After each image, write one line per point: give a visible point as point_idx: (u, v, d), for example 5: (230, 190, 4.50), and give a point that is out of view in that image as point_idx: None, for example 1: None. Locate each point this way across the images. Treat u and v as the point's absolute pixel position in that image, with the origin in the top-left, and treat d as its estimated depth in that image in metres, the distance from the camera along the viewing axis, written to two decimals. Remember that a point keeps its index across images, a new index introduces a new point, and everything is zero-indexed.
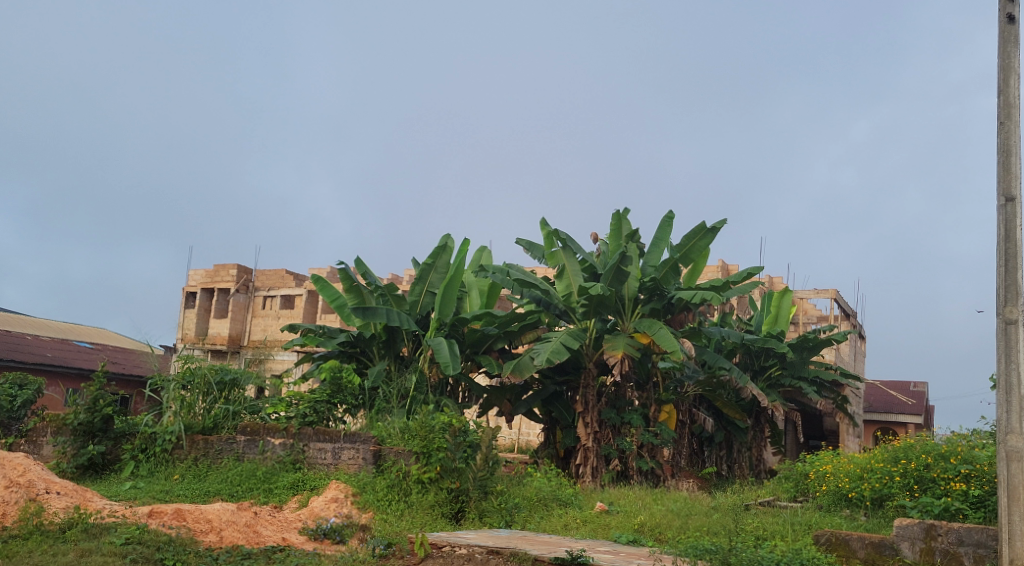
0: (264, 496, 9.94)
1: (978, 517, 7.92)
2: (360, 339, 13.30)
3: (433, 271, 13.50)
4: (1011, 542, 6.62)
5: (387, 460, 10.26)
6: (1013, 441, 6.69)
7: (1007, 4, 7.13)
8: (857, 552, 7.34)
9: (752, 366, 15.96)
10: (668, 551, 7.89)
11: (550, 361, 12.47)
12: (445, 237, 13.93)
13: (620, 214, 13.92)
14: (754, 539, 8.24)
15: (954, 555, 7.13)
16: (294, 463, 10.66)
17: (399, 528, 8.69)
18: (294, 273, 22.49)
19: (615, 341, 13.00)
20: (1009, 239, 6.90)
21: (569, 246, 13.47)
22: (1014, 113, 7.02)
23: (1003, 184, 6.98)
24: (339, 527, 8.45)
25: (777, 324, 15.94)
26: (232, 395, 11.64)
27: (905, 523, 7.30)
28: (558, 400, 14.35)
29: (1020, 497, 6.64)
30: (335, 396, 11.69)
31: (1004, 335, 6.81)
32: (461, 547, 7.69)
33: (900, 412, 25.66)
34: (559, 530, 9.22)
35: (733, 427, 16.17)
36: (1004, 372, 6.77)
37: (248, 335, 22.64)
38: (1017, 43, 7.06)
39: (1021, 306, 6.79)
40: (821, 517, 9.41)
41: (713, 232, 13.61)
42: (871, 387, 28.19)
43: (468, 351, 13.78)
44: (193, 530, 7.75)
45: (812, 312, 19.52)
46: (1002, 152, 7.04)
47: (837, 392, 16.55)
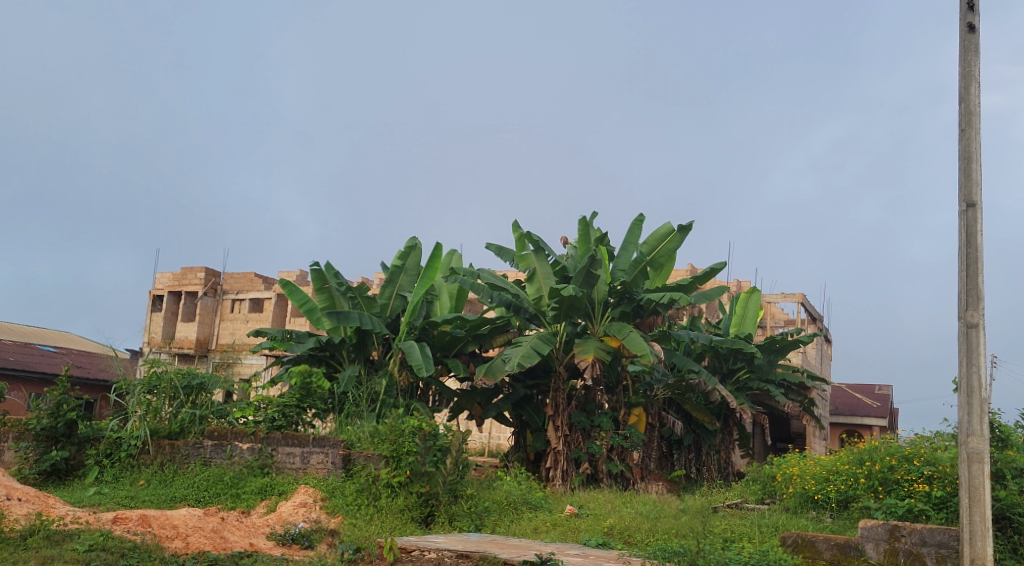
0: (231, 501, 9.83)
1: (940, 518, 8.00)
2: (329, 343, 13.21)
3: (404, 274, 13.46)
4: (972, 542, 6.74)
5: (356, 464, 10.21)
6: (973, 444, 6.82)
7: (967, 14, 7.27)
8: (823, 553, 7.46)
9: (721, 369, 16.12)
10: (637, 554, 7.95)
11: (521, 365, 12.45)
12: (415, 239, 13.90)
13: (588, 219, 13.97)
14: (722, 541, 8.31)
15: (917, 555, 7.21)
16: (262, 468, 10.54)
17: (368, 532, 8.65)
18: (263, 276, 22.28)
19: (585, 345, 13.05)
20: (971, 244, 7.02)
21: (540, 249, 13.51)
22: (975, 120, 7.16)
23: (965, 189, 7.11)
24: (307, 532, 8.42)
25: (745, 327, 16.09)
26: (199, 399, 11.51)
27: (868, 524, 7.39)
28: (528, 404, 14.38)
29: (981, 497, 6.76)
30: (304, 400, 11.57)
31: (965, 339, 6.93)
32: (430, 551, 7.68)
33: (865, 415, 26.02)
34: (529, 533, 9.25)
35: (702, 430, 16.31)
36: (965, 374, 6.90)
37: (215, 339, 22.43)
38: (977, 52, 7.20)
39: (981, 309, 6.92)
40: (788, 518, 9.51)
41: (682, 235, 13.71)
42: (838, 391, 28.57)
43: (438, 355, 13.74)
44: (159, 536, 7.67)
45: (779, 316, 19.74)
46: (963, 158, 7.16)
47: (804, 395, 16.73)
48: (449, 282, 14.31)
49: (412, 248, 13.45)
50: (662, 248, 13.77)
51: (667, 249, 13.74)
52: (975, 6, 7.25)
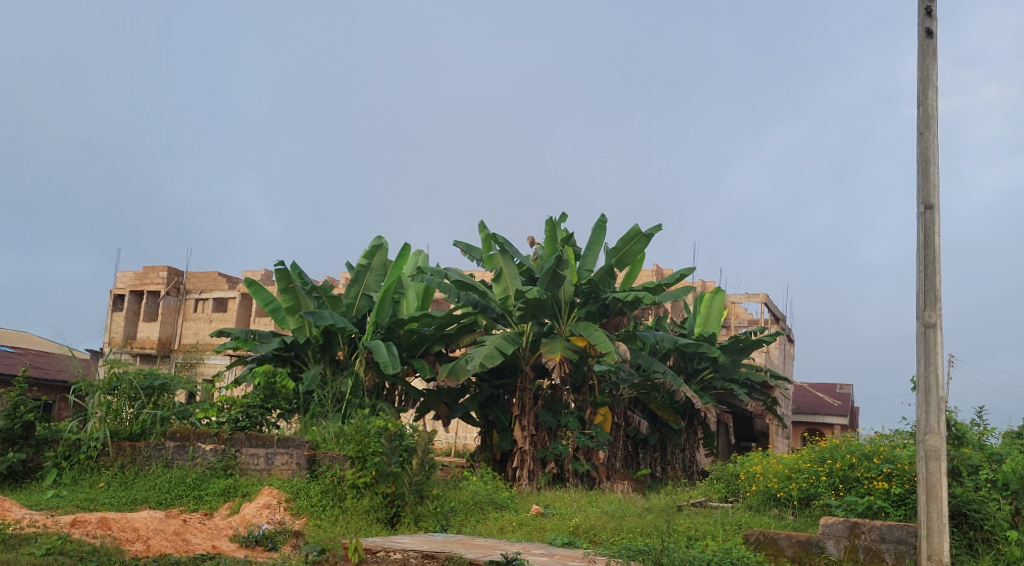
0: (194, 503, 9.75)
1: (899, 515, 8.16)
2: (294, 343, 13.09)
3: (370, 273, 13.41)
4: (929, 538, 6.87)
5: (321, 464, 10.11)
6: (931, 441, 6.95)
7: (925, 19, 7.41)
8: (785, 550, 7.60)
9: (685, 368, 16.21)
10: (602, 553, 7.99)
11: (484, 365, 12.44)
12: (381, 239, 13.84)
13: (554, 220, 14.00)
14: (686, 539, 8.39)
15: (876, 551, 7.33)
16: (225, 469, 10.43)
17: (333, 533, 8.61)
18: (227, 276, 22.05)
19: (552, 345, 13.08)
20: (929, 245, 7.16)
21: (507, 250, 13.51)
22: (933, 123, 7.30)
23: (923, 192, 7.24)
24: (271, 534, 8.34)
25: (709, 326, 16.24)
26: (161, 400, 11.35)
27: (830, 521, 7.51)
28: (494, 403, 14.41)
29: (937, 495, 6.89)
30: (268, 401, 11.43)
31: (923, 338, 7.06)
32: (396, 552, 7.67)
33: (826, 414, 26.41)
34: (495, 533, 9.26)
35: (667, 429, 16.43)
36: (923, 373, 7.02)
37: (178, 339, 22.14)
38: (935, 57, 7.35)
39: (938, 309, 7.05)
40: (751, 517, 9.61)
41: (647, 237, 13.80)
42: (800, 390, 28.93)
43: (405, 355, 13.71)
44: (119, 539, 7.56)
45: (743, 316, 19.94)
46: (922, 161, 7.30)
47: (767, 394, 16.92)
48: (416, 281, 14.27)
49: (378, 248, 13.40)
50: (628, 250, 13.83)
51: (633, 251, 13.80)
52: (933, 11, 7.38)
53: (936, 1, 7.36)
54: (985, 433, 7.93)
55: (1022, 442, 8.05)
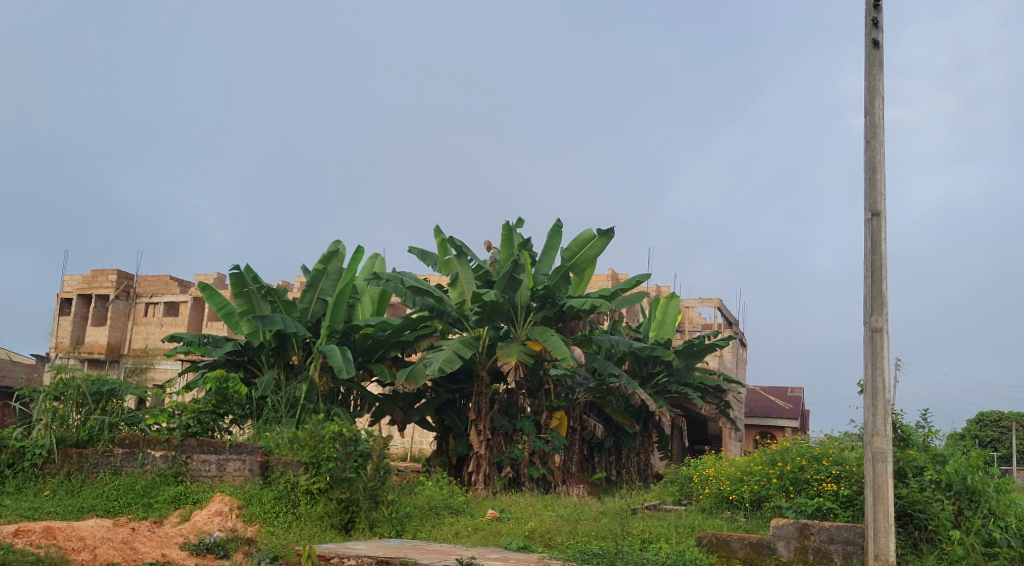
0: (143, 510, 9.57)
1: (847, 516, 8.32)
2: (247, 347, 12.94)
3: (325, 278, 13.29)
4: (876, 538, 7.04)
5: (274, 470, 9.98)
6: (878, 443, 7.11)
7: (871, 30, 7.58)
8: (737, 552, 7.70)
9: (640, 373, 16.37)
10: (557, 556, 8.02)
11: (442, 369, 12.40)
12: (338, 243, 13.77)
13: (511, 225, 14.03)
14: (640, 542, 8.47)
15: (825, 552, 7.44)
16: (176, 476, 10.26)
17: (286, 540, 8.53)
18: (179, 279, 21.73)
19: (508, 349, 13.10)
20: (876, 252, 7.33)
21: (463, 254, 13.50)
22: (879, 132, 7.48)
23: (870, 199, 7.41)
24: (223, 541, 8.22)
25: (664, 331, 16.39)
26: (110, 406, 11.08)
27: (781, 523, 7.64)
28: (450, 408, 14.40)
29: (884, 496, 7.05)
30: (221, 407, 11.22)
31: (870, 343, 7.21)
32: (350, 558, 7.62)
33: (777, 417, 26.85)
34: (450, 538, 9.24)
35: (623, 433, 16.54)
36: (871, 376, 7.17)
37: (128, 344, 21.75)
38: (881, 67, 7.52)
39: (885, 314, 7.21)
40: (704, 519, 9.73)
41: (602, 240, 13.90)
42: (752, 393, 29.34)
43: (360, 360, 13.63)
44: (64, 548, 7.39)
45: (697, 320, 20.17)
46: (869, 169, 7.47)
47: (720, 397, 17.11)
48: (371, 286, 14.19)
49: (334, 252, 13.30)
50: (584, 254, 13.92)
51: (588, 254, 13.89)
52: (879, 22, 7.56)
53: (881, 14, 7.54)
54: (930, 435, 8.04)
55: (965, 442, 8.23)
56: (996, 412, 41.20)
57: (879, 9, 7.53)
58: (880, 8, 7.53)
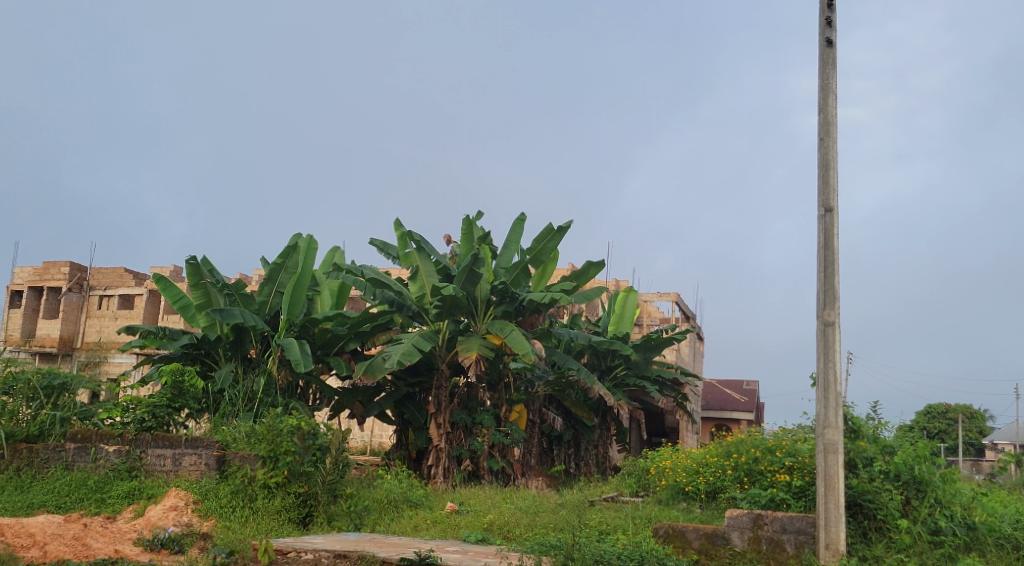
0: (96, 506, 9.44)
1: (799, 506, 8.45)
2: (204, 341, 12.79)
3: (283, 271, 13.14)
4: (827, 528, 7.20)
5: (231, 465, 9.87)
6: (829, 435, 7.27)
7: (826, 29, 7.71)
8: (692, 542, 7.83)
9: (599, 366, 16.49)
10: (514, 548, 8.07)
11: (402, 362, 12.38)
12: (298, 237, 13.68)
13: (469, 219, 14.02)
14: (598, 534, 8.55)
15: (778, 542, 7.56)
16: (130, 471, 10.12)
17: (243, 535, 8.47)
18: (134, 272, 21.47)
19: (468, 343, 13.11)
20: (828, 246, 7.47)
21: (422, 248, 13.48)
22: (832, 129, 7.62)
23: (823, 195, 7.55)
24: (178, 536, 8.14)
25: (622, 325, 16.53)
26: (61, 400, 10.87)
27: (735, 513, 7.75)
28: (410, 401, 14.39)
29: (835, 486, 7.22)
30: (176, 401, 11.00)
31: (823, 336, 7.36)
32: (308, 552, 7.62)
33: (733, 410, 27.23)
34: (408, 531, 9.26)
35: (581, 426, 16.68)
36: (823, 369, 7.32)
37: (81, 337, 21.35)
38: (834, 66, 7.66)
39: (837, 309, 7.36)
40: (660, 510, 9.85)
41: (560, 234, 13.97)
42: (708, 386, 29.72)
43: (319, 353, 13.55)
44: (13, 545, 7.28)
45: (655, 314, 20.36)
46: (822, 166, 7.61)
47: (677, 390, 17.28)
48: (330, 279, 14.11)
49: (292, 246, 13.19)
50: (543, 248, 13.99)
51: (548, 248, 13.95)
52: (833, 21, 7.69)
53: (835, 13, 7.67)
54: (880, 426, 8.23)
55: (912, 432, 8.43)
56: (944, 404, 42.24)
57: (832, 9, 7.67)
58: (834, 7, 7.67)
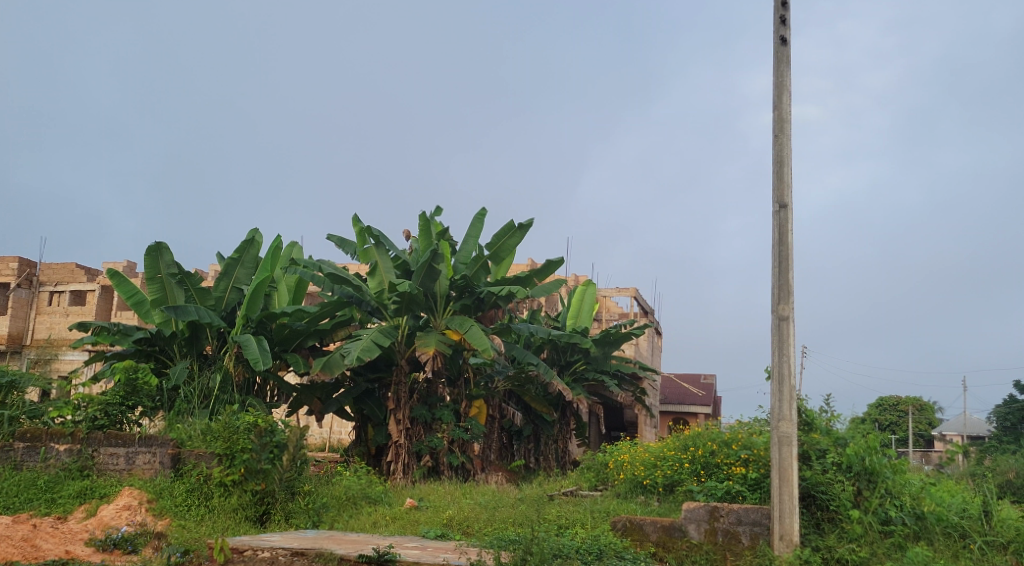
0: (46, 506, 9.23)
1: (754, 497, 8.54)
2: (158, 337, 12.58)
3: (240, 267, 12.96)
4: (781, 519, 7.32)
5: (186, 463, 9.77)
6: (784, 428, 7.38)
7: (780, 27, 7.81)
8: (649, 535, 7.91)
9: (558, 361, 16.58)
10: (474, 544, 8.08)
11: (361, 358, 12.30)
12: (255, 232, 13.50)
13: (428, 215, 13.95)
14: (556, 528, 8.60)
15: (734, 534, 7.64)
16: (81, 470, 9.91)
17: (198, 534, 8.34)
18: (85, 267, 21.06)
19: (427, 339, 13.08)
20: (783, 242, 7.57)
21: (381, 243, 13.41)
22: (786, 126, 7.73)
23: (778, 191, 7.65)
24: (131, 536, 8.02)
25: (581, 320, 16.61)
26: (9, 398, 10.64)
27: (692, 506, 7.83)
28: (369, 397, 14.31)
29: (789, 478, 7.33)
30: (129, 398, 10.72)
31: (777, 330, 7.47)
32: (264, 550, 7.55)
33: (690, 404, 27.54)
34: (367, 528, 9.21)
35: (541, 421, 16.74)
36: (777, 363, 7.42)
37: (31, 334, 20.86)
38: (788, 64, 7.77)
39: (791, 303, 7.47)
40: (618, 504, 9.93)
41: (520, 231, 13.98)
42: (667, 381, 30.01)
43: (277, 349, 13.41)
44: None
45: (614, 309, 20.50)
46: (777, 162, 7.71)
47: (636, 385, 17.43)
48: (288, 274, 13.96)
49: (249, 241, 13.01)
50: (503, 245, 14.00)
51: (508, 245, 13.96)
52: (787, 19, 7.79)
53: (789, 11, 7.77)
54: (833, 419, 8.35)
55: (865, 424, 8.55)
56: (896, 397, 43.17)
57: (786, 7, 7.77)
58: (788, 6, 7.77)
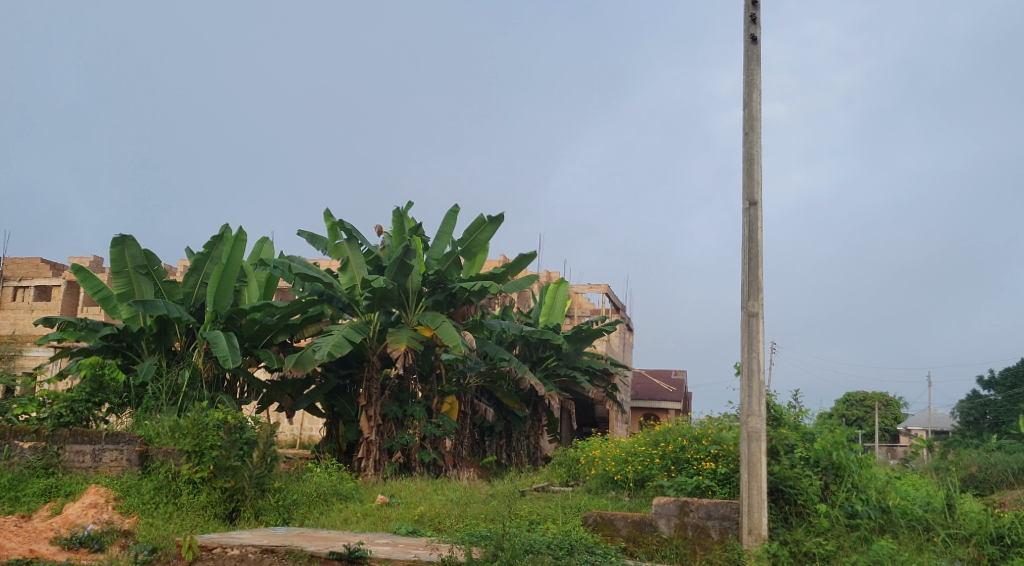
0: (10, 505, 9.09)
1: (724, 492, 8.59)
2: (126, 333, 12.41)
3: (209, 262, 12.81)
4: (750, 513, 7.39)
5: (154, 460, 9.66)
6: (753, 423, 7.45)
7: (751, 26, 7.87)
8: (620, 530, 7.97)
9: (531, 357, 16.61)
10: (445, 539, 8.08)
11: (332, 354, 12.26)
12: (225, 227, 13.37)
13: (401, 210, 13.91)
14: (528, 524, 8.63)
15: (703, 528, 7.70)
16: (46, 467, 9.76)
17: (166, 532, 8.25)
18: (50, 263, 20.91)
19: (399, 335, 13.04)
20: (753, 239, 7.65)
21: (353, 238, 13.35)
22: (757, 124, 7.79)
23: (748, 188, 7.72)
24: (97, 534, 7.93)
25: (553, 317, 16.64)
26: None
27: (662, 501, 7.89)
28: (340, 394, 14.24)
29: (758, 472, 7.41)
30: (96, 395, 10.65)
31: (747, 327, 7.53)
32: (234, 548, 7.49)
33: (661, 400, 27.73)
34: (338, 524, 9.18)
35: (513, 417, 16.77)
36: (747, 358, 7.49)
37: None
38: (759, 62, 7.83)
39: (761, 300, 7.54)
40: (589, 499, 9.97)
41: (492, 226, 13.97)
42: (638, 377, 30.21)
43: (247, 346, 13.30)
44: None
45: (586, 306, 20.58)
46: (747, 159, 7.78)
47: (607, 380, 17.50)
48: (258, 270, 13.84)
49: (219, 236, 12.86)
50: (475, 240, 13.98)
51: (479, 240, 13.95)
52: (757, 18, 7.86)
53: (760, 10, 7.84)
54: (801, 414, 8.45)
55: (833, 419, 8.67)
56: (862, 392, 43.80)
57: (757, 6, 7.83)
58: (758, 5, 7.83)
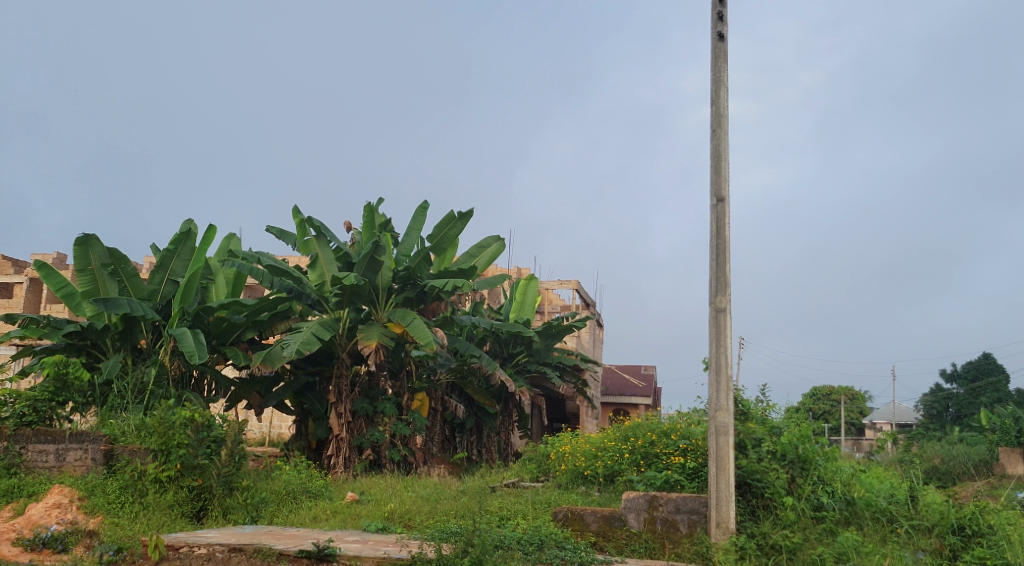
0: None
1: (693, 487, 8.66)
2: (90, 330, 12.21)
3: (176, 258, 12.64)
4: (718, 506, 7.44)
5: (120, 459, 9.60)
6: (721, 417, 7.50)
7: (718, 24, 7.93)
8: (590, 525, 8.01)
9: (501, 353, 16.59)
10: (414, 537, 8.06)
11: (301, 351, 12.17)
12: (191, 224, 13.20)
13: (371, 205, 13.84)
14: (498, 519, 8.64)
15: (672, 522, 7.75)
16: (8, 468, 9.46)
17: (132, 531, 8.15)
18: (12, 259, 20.49)
19: (368, 332, 12.98)
20: (720, 235, 7.71)
21: (322, 235, 13.27)
22: (724, 121, 7.85)
23: (715, 184, 7.77)
24: (61, 535, 7.78)
25: (523, 313, 16.65)
26: None
27: (631, 496, 7.92)
28: (310, 391, 14.16)
29: (726, 466, 7.48)
30: (59, 394, 10.42)
31: (715, 322, 7.59)
32: (201, 547, 7.42)
33: (631, 395, 27.87)
34: (307, 522, 9.13)
35: (484, 413, 16.77)
36: (715, 353, 7.55)
37: None
38: (725, 60, 7.89)
39: (728, 295, 7.61)
40: (559, 494, 9.99)
41: (461, 222, 13.95)
42: (608, 373, 30.33)
43: (214, 343, 13.16)
44: None
45: (555, 302, 20.63)
46: (714, 156, 7.84)
47: (577, 376, 17.55)
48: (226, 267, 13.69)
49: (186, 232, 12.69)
50: (444, 236, 13.95)
51: (449, 236, 13.93)
52: (724, 16, 7.91)
53: (726, 8, 7.90)
54: (768, 408, 8.54)
55: (799, 413, 8.77)
56: (829, 387, 44.37)
57: (724, 4, 7.89)
58: (725, 3, 7.89)
